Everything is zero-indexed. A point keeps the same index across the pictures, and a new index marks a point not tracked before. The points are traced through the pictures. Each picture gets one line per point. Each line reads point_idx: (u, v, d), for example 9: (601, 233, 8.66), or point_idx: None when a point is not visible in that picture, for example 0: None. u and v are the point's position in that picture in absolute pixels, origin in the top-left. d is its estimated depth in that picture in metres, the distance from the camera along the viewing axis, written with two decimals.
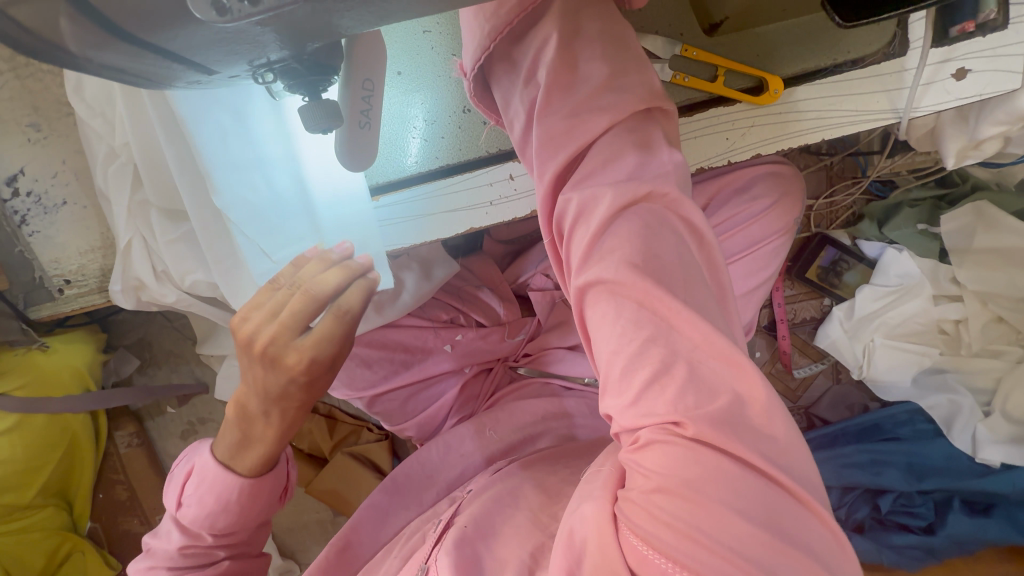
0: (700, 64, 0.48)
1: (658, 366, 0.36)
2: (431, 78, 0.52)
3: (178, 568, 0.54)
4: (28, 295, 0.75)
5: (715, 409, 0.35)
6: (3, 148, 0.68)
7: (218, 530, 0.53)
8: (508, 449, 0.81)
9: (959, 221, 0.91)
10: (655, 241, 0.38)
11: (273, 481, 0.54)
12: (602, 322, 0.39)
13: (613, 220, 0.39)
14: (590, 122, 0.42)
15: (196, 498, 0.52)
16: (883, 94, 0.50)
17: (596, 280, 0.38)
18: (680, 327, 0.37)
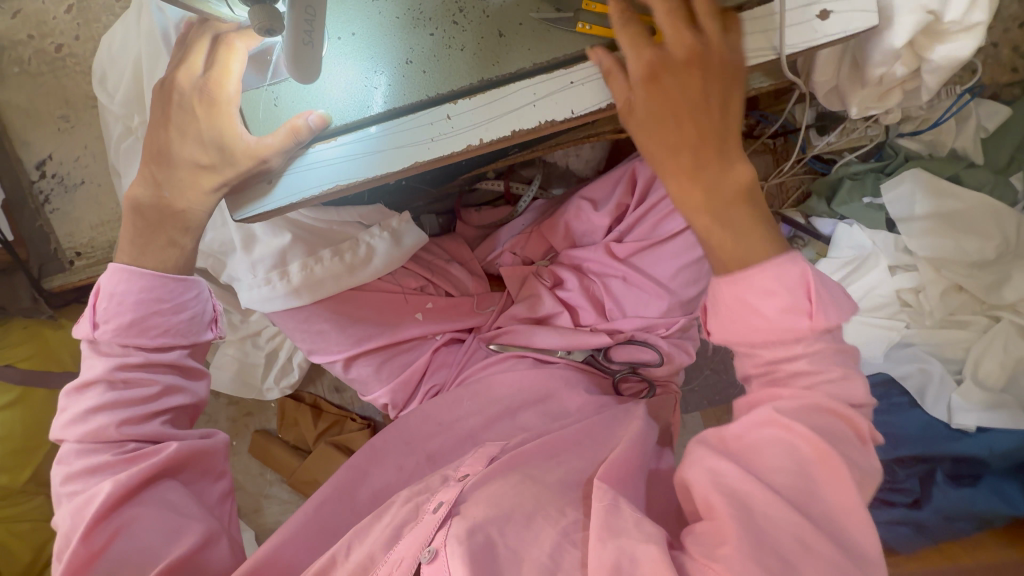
0: (600, 16, 0.58)
1: (790, 473, 0.48)
2: (379, 36, 0.60)
3: (118, 398, 0.59)
4: (43, 266, 0.85)
5: (820, 495, 0.47)
6: (40, 136, 0.82)
7: (146, 343, 0.61)
8: (489, 422, 0.82)
9: (900, 189, 0.97)
10: (841, 435, 0.49)
11: (190, 298, 0.64)
12: (764, 430, 0.50)
13: (789, 318, 0.50)
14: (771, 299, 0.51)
15: (120, 313, 0.60)
16: (761, 34, 0.58)
17: (775, 411, 0.50)
18: (820, 467, 0.48)
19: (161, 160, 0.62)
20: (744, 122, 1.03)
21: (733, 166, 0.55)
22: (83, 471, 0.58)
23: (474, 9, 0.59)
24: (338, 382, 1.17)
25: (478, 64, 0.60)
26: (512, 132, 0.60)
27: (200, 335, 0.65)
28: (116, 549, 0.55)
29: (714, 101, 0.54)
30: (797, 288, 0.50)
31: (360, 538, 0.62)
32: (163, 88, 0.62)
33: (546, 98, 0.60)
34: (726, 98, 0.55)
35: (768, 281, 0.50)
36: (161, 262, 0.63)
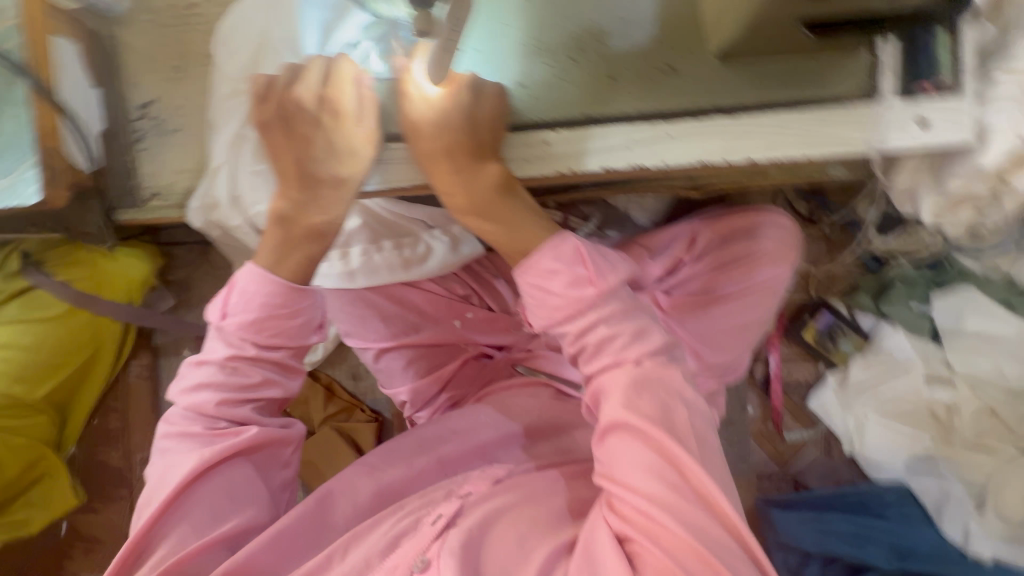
0: (711, 83, 0.61)
1: (659, 474, 0.53)
2: (498, 55, 0.63)
3: (228, 385, 0.61)
4: (119, 199, 0.88)
5: (685, 481, 0.53)
6: (150, 79, 0.86)
7: (261, 340, 0.62)
8: (504, 438, 0.79)
9: (949, 302, 0.98)
10: (671, 410, 0.55)
11: (309, 305, 0.64)
12: (613, 437, 0.55)
13: (575, 292, 0.58)
14: (561, 281, 0.58)
15: (242, 307, 0.62)
16: (857, 127, 0.61)
17: (619, 421, 0.55)
18: (680, 456, 0.53)
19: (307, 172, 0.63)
20: (806, 206, 1.04)
21: (461, 193, 0.62)
22: (176, 434, 0.61)
23: (593, 51, 0.63)
24: (357, 370, 1.17)
25: (585, 101, 0.62)
26: (602, 169, 0.63)
27: (304, 340, 0.64)
28: (175, 521, 0.57)
29: (436, 139, 0.60)
30: (575, 262, 0.59)
31: (358, 541, 0.60)
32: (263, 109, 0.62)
33: (642, 144, 0.62)
34: (453, 134, 0.59)
35: (548, 264, 0.59)
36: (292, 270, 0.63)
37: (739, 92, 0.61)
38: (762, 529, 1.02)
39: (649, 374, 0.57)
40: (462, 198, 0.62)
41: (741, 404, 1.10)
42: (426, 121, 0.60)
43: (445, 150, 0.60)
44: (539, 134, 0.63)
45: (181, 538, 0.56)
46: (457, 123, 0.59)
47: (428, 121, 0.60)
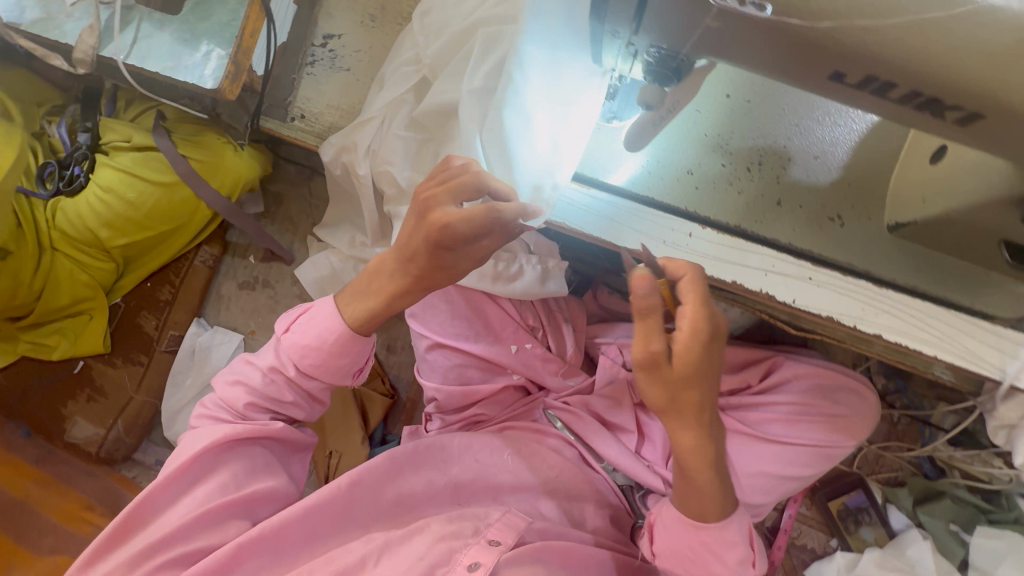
0: (873, 249, 0.60)
1: None
2: (678, 135, 0.63)
3: (258, 392, 0.62)
4: (269, 107, 0.92)
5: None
6: (345, 17, 0.90)
7: (303, 366, 0.61)
8: (521, 486, 0.77)
9: (993, 543, 0.92)
10: None
11: (363, 353, 0.63)
12: None
13: (738, 568, 0.58)
14: (724, 547, 0.58)
15: (303, 329, 0.61)
16: (998, 353, 0.59)
17: None
18: None
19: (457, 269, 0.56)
20: (883, 381, 1.02)
21: (688, 438, 0.52)
22: (235, 379, 0.63)
23: (771, 169, 0.62)
24: (393, 342, 1.18)
25: (743, 213, 0.63)
26: (731, 282, 0.62)
27: (340, 381, 0.63)
28: (214, 468, 0.60)
29: (688, 383, 0.48)
30: (746, 540, 0.58)
31: (390, 552, 0.61)
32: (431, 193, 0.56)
33: (778, 275, 0.62)
34: (704, 376, 0.48)
35: (730, 537, 0.57)
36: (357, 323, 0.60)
37: (896, 269, 0.60)
38: None
39: None
40: (688, 443, 0.52)
41: None
42: (682, 360, 0.47)
43: (691, 394, 0.49)
44: (688, 225, 0.63)
45: (208, 490, 0.59)
46: (711, 362, 0.48)
47: (683, 361, 0.47)
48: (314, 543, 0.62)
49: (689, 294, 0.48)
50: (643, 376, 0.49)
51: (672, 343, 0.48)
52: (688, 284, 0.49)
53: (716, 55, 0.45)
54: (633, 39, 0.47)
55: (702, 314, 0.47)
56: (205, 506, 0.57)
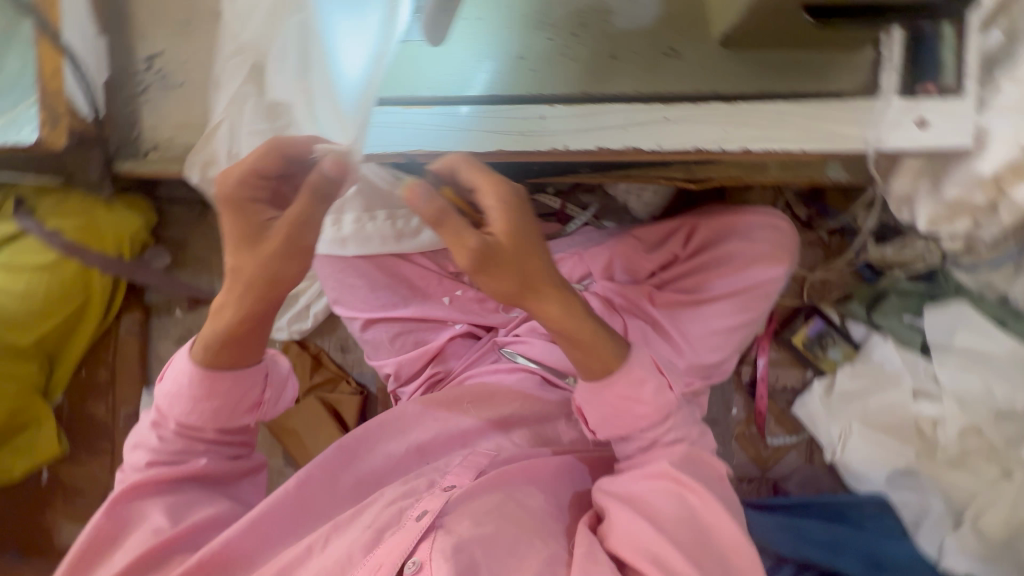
0: (713, 69, 0.61)
1: (687, 521, 0.58)
2: (499, 26, 0.63)
3: (159, 454, 0.59)
4: (120, 149, 0.89)
5: (709, 536, 0.57)
6: (159, 32, 0.86)
7: (184, 417, 0.58)
8: (485, 428, 0.75)
9: (942, 318, 0.96)
10: (708, 477, 0.62)
11: (257, 383, 0.59)
12: (654, 484, 0.61)
13: (655, 395, 0.61)
14: (639, 384, 0.60)
15: (172, 379, 0.58)
16: (857, 125, 0.61)
17: (664, 472, 0.60)
18: (710, 515, 0.58)
19: (292, 255, 0.53)
20: (806, 211, 1.05)
21: (558, 306, 0.56)
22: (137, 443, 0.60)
23: (595, 27, 0.62)
24: (345, 342, 1.16)
25: (584, 77, 0.62)
26: (597, 148, 0.63)
27: (238, 421, 0.60)
28: (141, 515, 0.57)
29: (525, 252, 0.52)
30: (653, 368, 0.61)
31: (338, 533, 0.59)
32: (248, 186, 0.53)
33: (637, 126, 0.62)
34: (532, 238, 0.52)
35: (639, 372, 0.60)
36: (230, 356, 0.57)
37: (740, 80, 0.61)
38: None
39: (696, 456, 0.63)
40: (559, 312, 0.56)
41: (727, 406, 1.09)
42: (508, 233, 0.51)
43: (533, 262, 0.53)
44: (536, 107, 0.63)
45: (140, 535, 0.55)
46: (530, 225, 0.52)
47: (508, 235, 0.51)
48: (271, 548, 0.59)
49: (477, 179, 0.52)
50: (485, 273, 0.52)
51: (492, 225, 0.51)
52: (473, 167, 0.52)
53: None
54: None
55: (499, 186, 0.52)
56: (138, 553, 0.54)
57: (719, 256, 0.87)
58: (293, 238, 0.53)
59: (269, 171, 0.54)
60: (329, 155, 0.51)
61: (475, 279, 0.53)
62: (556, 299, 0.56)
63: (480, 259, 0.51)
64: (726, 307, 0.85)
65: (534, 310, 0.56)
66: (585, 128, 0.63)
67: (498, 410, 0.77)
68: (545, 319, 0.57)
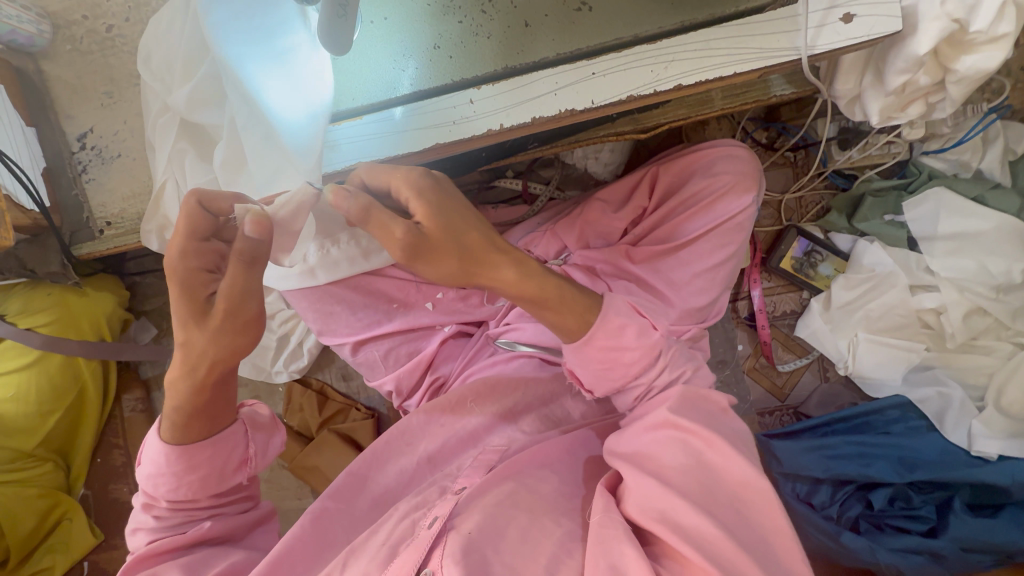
0: (626, 13, 0.60)
1: (695, 466, 0.59)
2: (409, 22, 0.62)
3: (165, 525, 0.57)
4: (74, 233, 0.88)
5: (717, 478, 0.58)
6: (84, 109, 0.85)
7: (170, 491, 0.56)
8: (492, 423, 0.76)
9: (922, 209, 0.95)
10: (707, 419, 0.63)
11: (240, 441, 0.58)
12: (661, 438, 0.61)
13: (642, 339, 0.64)
14: (623, 332, 0.63)
15: (149, 457, 0.56)
16: (783, 35, 0.59)
17: (667, 423, 0.61)
18: (717, 457, 0.59)
19: (237, 328, 0.52)
20: (765, 135, 1.03)
21: (508, 270, 0.58)
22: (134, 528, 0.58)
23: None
24: (346, 370, 1.16)
25: (503, 51, 0.61)
26: (532, 119, 0.62)
27: (229, 481, 0.58)
28: None
29: (452, 230, 0.54)
30: (633, 314, 0.64)
31: (355, 556, 0.58)
32: (194, 254, 0.51)
33: (567, 88, 0.61)
34: (457, 216, 0.55)
35: (619, 321, 0.63)
36: (202, 423, 0.56)
37: (655, 18, 0.60)
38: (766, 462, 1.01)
39: (696, 401, 0.64)
40: (511, 278, 0.58)
41: (732, 344, 1.09)
42: (431, 216, 0.54)
43: (467, 238, 0.56)
44: (465, 92, 0.62)
45: None
46: (448, 204, 0.55)
47: (431, 220, 0.54)
48: None
49: (392, 177, 0.55)
50: (423, 259, 0.55)
51: (414, 214, 0.54)
52: (381, 170, 0.55)
53: None
54: None
55: (410, 177, 0.54)
56: None
57: (682, 202, 0.86)
58: (227, 307, 0.51)
59: (206, 233, 0.51)
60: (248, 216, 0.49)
61: (414, 266, 0.56)
62: (507, 271, 0.58)
63: (414, 250, 0.54)
64: (703, 249, 0.84)
65: (486, 281, 0.58)
66: (516, 102, 0.62)
67: (502, 403, 0.77)
68: (501, 288, 0.59)
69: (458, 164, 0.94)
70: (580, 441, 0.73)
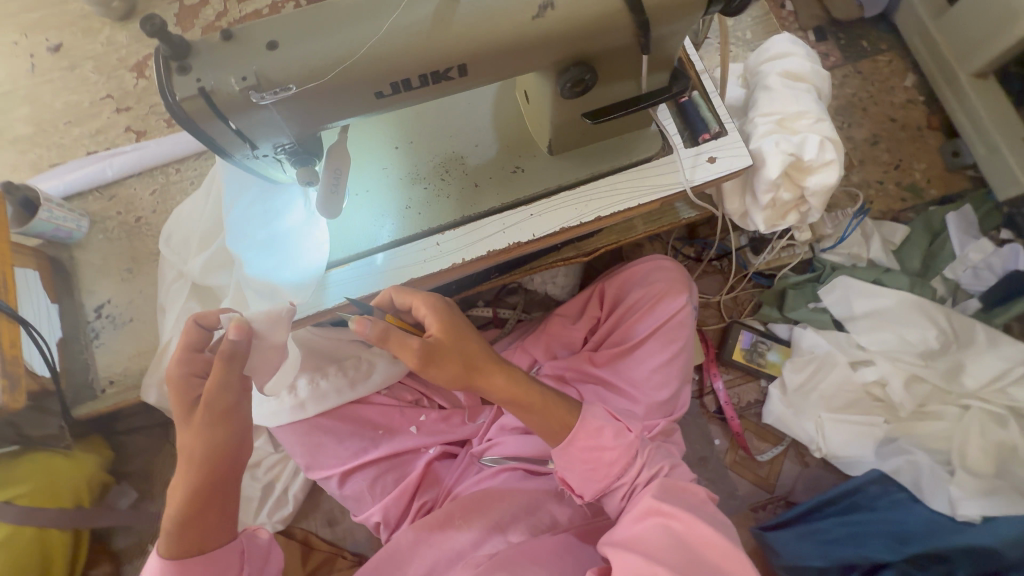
0: (552, 169, 0.79)
1: (680, 544, 0.64)
2: (383, 190, 0.79)
3: None
4: (75, 395, 0.95)
5: (697, 554, 0.63)
6: (105, 283, 0.99)
7: None
8: (481, 535, 0.77)
9: (835, 294, 1.10)
10: (687, 501, 0.69)
11: (235, 561, 0.61)
12: (648, 523, 0.66)
13: (620, 438, 0.71)
14: (601, 435, 0.71)
15: None
16: (669, 174, 0.79)
17: (654, 508, 0.67)
18: (698, 533, 0.65)
19: (215, 421, 0.57)
20: (692, 250, 1.21)
21: (501, 376, 0.68)
22: None
23: (456, 169, 0.79)
24: (332, 514, 1.13)
25: (460, 205, 0.78)
26: (488, 252, 0.77)
27: None
28: None
29: (459, 338, 0.65)
30: (605, 415, 0.72)
31: None
32: (186, 362, 0.59)
33: (513, 227, 0.78)
34: (460, 328, 0.66)
35: (597, 422, 0.71)
36: (197, 542, 0.58)
37: (573, 171, 0.78)
38: (766, 557, 0.99)
39: (676, 492, 0.69)
40: (503, 382, 0.68)
41: (709, 440, 1.13)
42: (442, 328, 0.64)
43: (468, 345, 0.66)
44: (433, 237, 0.78)
45: None
46: (457, 320, 0.66)
47: (443, 331, 0.64)
48: None
49: (409, 299, 0.66)
50: (434, 364, 0.64)
51: (429, 327, 0.65)
52: (405, 294, 0.66)
53: (313, 124, 0.58)
54: (260, 150, 0.60)
55: (428, 298, 0.66)
56: None
57: (630, 308, 0.99)
58: (212, 404, 0.57)
59: (198, 345, 0.60)
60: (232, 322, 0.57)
61: (427, 372, 0.64)
62: (502, 378, 0.68)
63: (428, 363, 0.63)
64: (654, 347, 0.94)
65: (485, 386, 0.67)
66: (473, 241, 0.78)
67: (488, 514, 0.79)
68: (495, 391, 0.68)
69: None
70: (563, 543, 0.75)
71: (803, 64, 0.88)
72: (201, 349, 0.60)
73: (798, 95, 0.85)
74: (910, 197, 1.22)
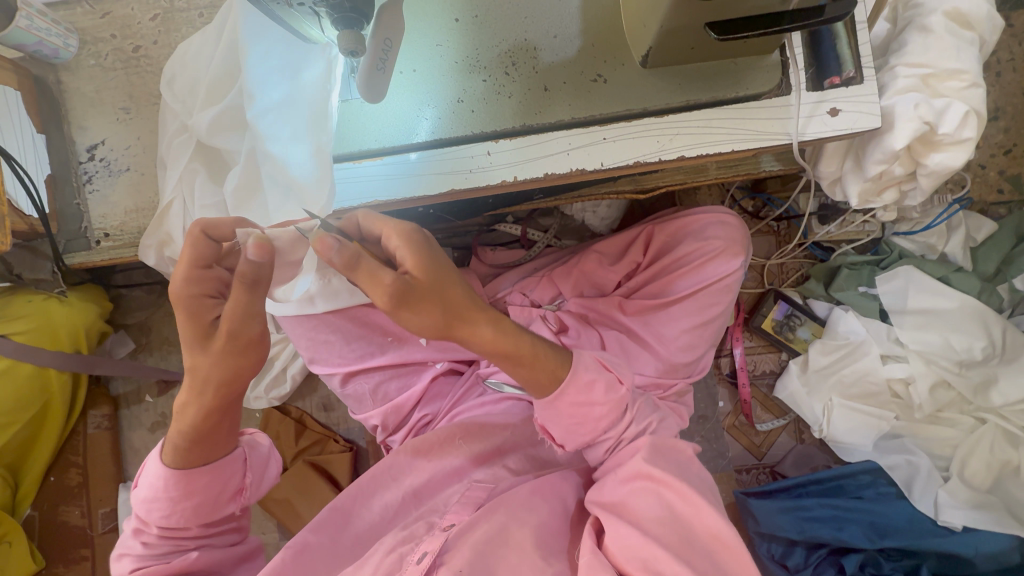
0: (640, 86, 0.64)
1: (673, 518, 0.62)
2: (433, 74, 0.65)
3: (155, 556, 0.57)
4: (69, 242, 0.87)
5: (689, 526, 0.61)
6: (98, 121, 0.86)
7: (162, 517, 0.57)
8: (478, 460, 0.76)
9: (893, 284, 1.02)
10: (683, 471, 0.65)
11: (237, 470, 0.59)
12: (637, 489, 0.64)
13: (607, 393, 0.66)
14: (592, 387, 0.65)
15: (146, 481, 0.57)
16: (777, 121, 0.65)
17: (645, 474, 0.64)
18: (697, 512, 0.61)
19: (240, 350, 0.52)
20: (751, 204, 1.11)
21: (488, 328, 0.60)
22: (123, 552, 0.59)
23: (525, 64, 0.65)
24: (328, 400, 1.14)
25: (522, 111, 0.65)
26: (545, 174, 0.66)
27: (221, 511, 0.59)
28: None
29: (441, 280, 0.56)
30: (597, 366, 0.66)
31: None
32: (197, 282, 0.51)
33: (578, 150, 0.65)
34: (443, 269, 0.56)
35: (587, 376, 0.65)
36: (200, 451, 0.57)
37: (665, 94, 0.64)
38: (743, 520, 1.04)
39: (668, 456, 0.66)
40: (489, 334, 0.60)
41: (713, 400, 1.12)
42: (419, 266, 0.55)
43: (451, 293, 0.57)
44: (483, 144, 0.66)
45: None
46: (439, 257, 0.56)
47: (420, 267, 0.55)
48: None
49: (384, 227, 0.57)
50: (408, 308, 0.54)
51: (404, 262, 0.55)
52: (373, 219, 0.57)
53: None
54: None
55: (401, 228, 0.56)
56: None
57: (673, 260, 0.90)
58: (238, 333, 0.52)
59: (207, 260, 0.52)
60: (251, 239, 0.49)
61: (399, 316, 0.55)
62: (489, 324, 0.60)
63: (404, 304, 0.54)
64: (691, 308, 0.87)
65: (466, 336, 0.59)
66: (530, 158, 0.66)
67: (488, 441, 0.78)
68: (478, 344, 0.60)
69: (463, 209, 0.98)
70: (560, 480, 0.74)
71: (981, 5, 0.71)
72: (211, 263, 0.52)
73: (960, 48, 0.69)
74: (1007, 191, 1.08)
